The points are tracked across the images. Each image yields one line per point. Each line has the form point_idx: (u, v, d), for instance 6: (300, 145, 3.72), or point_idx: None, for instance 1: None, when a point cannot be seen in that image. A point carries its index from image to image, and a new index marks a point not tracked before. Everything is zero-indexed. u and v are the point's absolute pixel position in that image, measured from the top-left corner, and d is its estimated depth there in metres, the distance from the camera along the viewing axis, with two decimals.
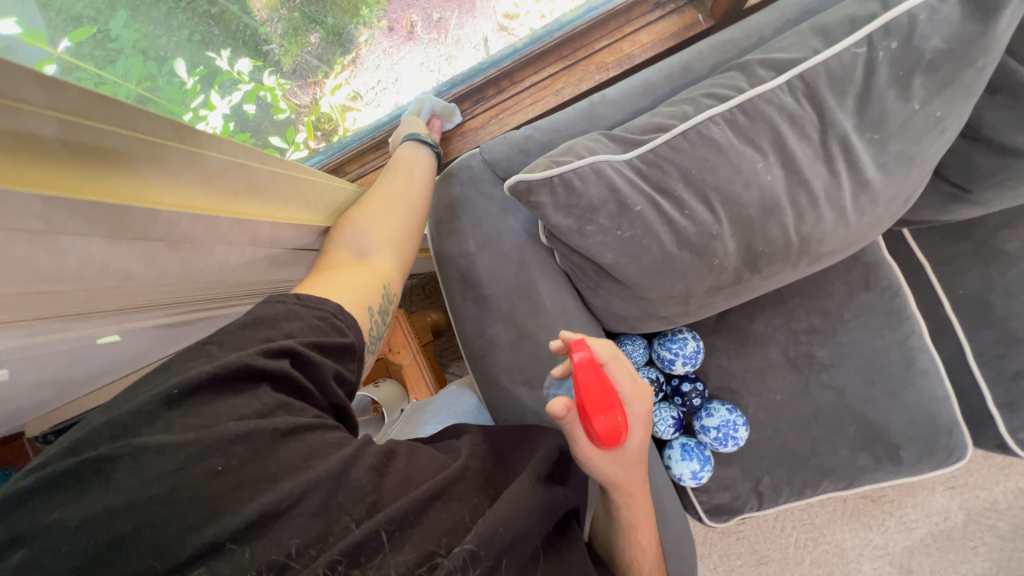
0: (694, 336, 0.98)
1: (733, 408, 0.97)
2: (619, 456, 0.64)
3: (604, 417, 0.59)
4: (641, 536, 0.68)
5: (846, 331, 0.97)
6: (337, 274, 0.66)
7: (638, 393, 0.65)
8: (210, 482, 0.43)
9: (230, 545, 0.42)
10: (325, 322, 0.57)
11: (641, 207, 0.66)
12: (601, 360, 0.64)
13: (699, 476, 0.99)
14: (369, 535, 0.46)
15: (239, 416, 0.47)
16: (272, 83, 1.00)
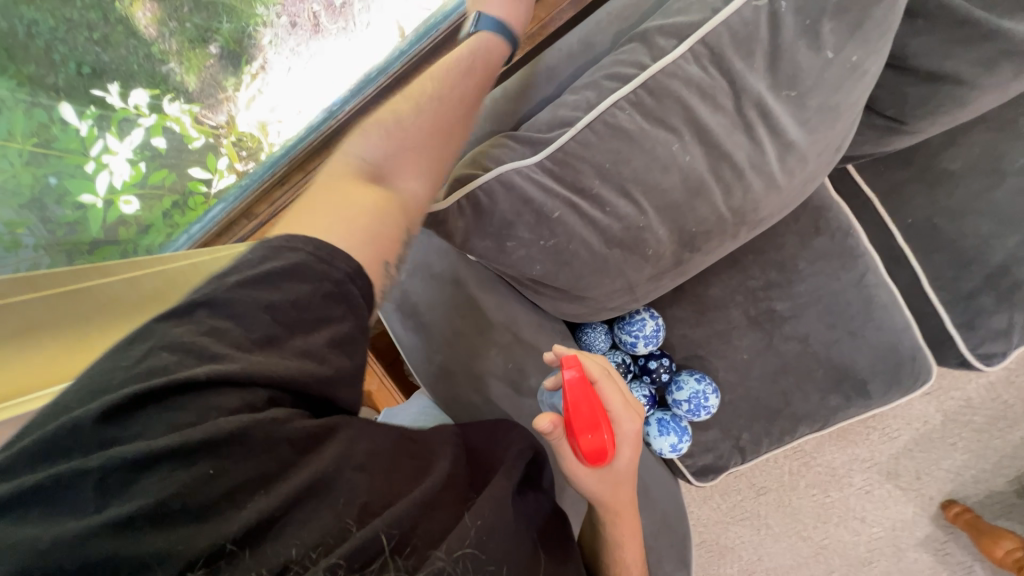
0: (653, 314, 0.95)
1: (702, 376, 0.97)
2: (606, 475, 0.59)
3: (589, 437, 0.54)
4: (626, 551, 0.64)
5: (803, 279, 0.96)
6: (331, 200, 0.47)
7: (631, 414, 0.59)
8: (224, 476, 0.38)
9: (229, 549, 0.37)
10: (340, 290, 0.43)
11: (560, 213, 0.61)
12: (591, 378, 0.59)
13: (678, 447, 0.99)
14: (369, 542, 0.39)
15: (248, 405, 0.39)
16: (178, 112, 0.85)
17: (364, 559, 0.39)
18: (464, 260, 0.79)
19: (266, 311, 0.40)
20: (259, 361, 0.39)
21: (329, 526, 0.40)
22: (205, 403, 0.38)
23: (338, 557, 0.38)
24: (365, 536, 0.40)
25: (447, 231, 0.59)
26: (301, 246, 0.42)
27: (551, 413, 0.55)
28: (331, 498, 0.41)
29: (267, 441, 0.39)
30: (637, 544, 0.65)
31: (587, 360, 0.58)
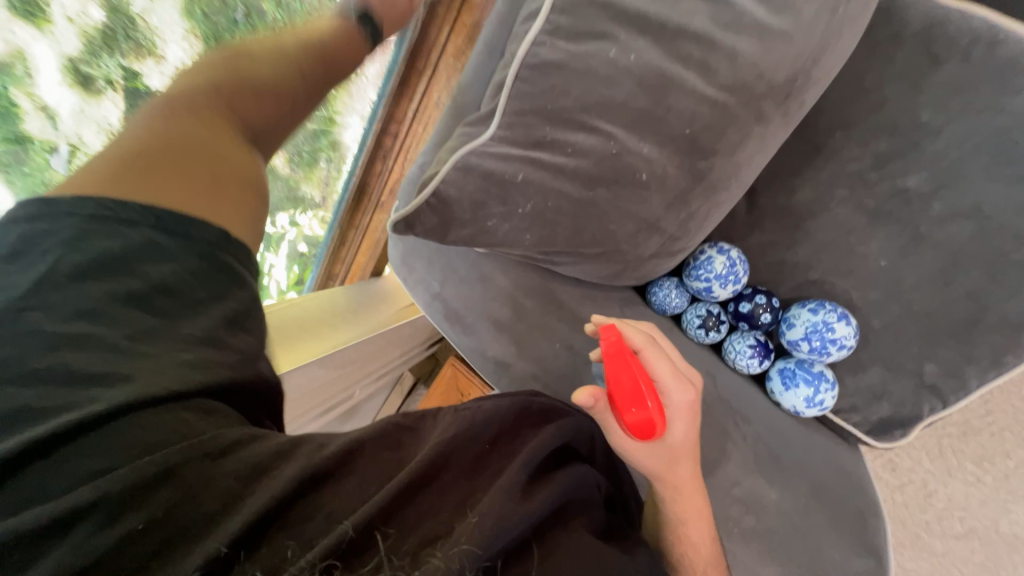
0: (723, 248, 0.78)
1: (820, 304, 0.75)
2: (658, 447, 0.55)
3: (635, 412, 0.50)
4: (691, 528, 0.58)
5: (939, 134, 0.67)
6: (176, 143, 0.41)
7: (684, 384, 0.55)
8: (208, 485, 0.34)
9: (238, 556, 0.32)
10: (211, 261, 0.38)
11: (523, 173, 0.58)
12: (634, 347, 0.56)
13: (820, 401, 0.77)
14: (351, 535, 0.36)
15: (203, 403, 0.36)
16: (284, 228, 0.90)
17: (349, 548, 0.35)
18: (485, 256, 0.80)
19: (194, 291, 0.37)
20: (175, 355, 0.35)
21: (318, 519, 0.36)
22: (147, 414, 0.33)
23: (330, 556, 0.34)
24: (357, 521, 0.37)
25: (425, 231, 0.62)
26: (116, 202, 0.36)
27: (592, 386, 0.54)
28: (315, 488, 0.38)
29: (248, 442, 0.36)
30: (703, 520, 0.59)
31: (629, 330, 0.56)
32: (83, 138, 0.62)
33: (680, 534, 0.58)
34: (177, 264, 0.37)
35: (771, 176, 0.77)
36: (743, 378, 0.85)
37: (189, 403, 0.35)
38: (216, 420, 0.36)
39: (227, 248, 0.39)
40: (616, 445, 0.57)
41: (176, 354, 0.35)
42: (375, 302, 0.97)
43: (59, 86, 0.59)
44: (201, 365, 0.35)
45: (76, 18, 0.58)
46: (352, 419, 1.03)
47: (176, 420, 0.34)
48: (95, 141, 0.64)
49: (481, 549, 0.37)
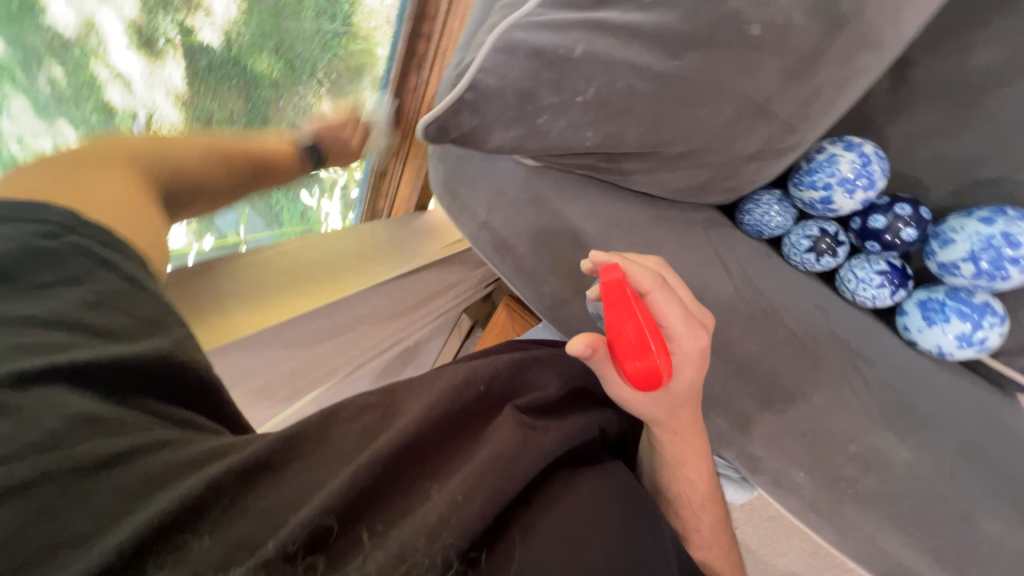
0: (851, 143, 0.59)
1: (997, 211, 0.55)
2: (660, 397, 0.46)
3: (638, 363, 0.39)
4: (689, 471, 0.50)
5: None
6: (92, 181, 0.44)
7: (696, 327, 0.43)
8: (83, 500, 0.30)
9: (175, 538, 0.31)
10: (56, 244, 0.36)
11: (584, 45, 0.45)
12: (639, 291, 0.44)
13: (982, 340, 0.59)
14: (321, 525, 0.33)
15: (80, 408, 0.32)
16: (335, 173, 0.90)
17: (315, 540, 0.33)
18: (535, 174, 0.68)
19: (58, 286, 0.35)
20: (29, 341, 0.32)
21: (266, 520, 0.33)
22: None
23: (309, 553, 0.33)
24: (316, 511, 0.33)
25: (462, 137, 0.50)
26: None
27: (587, 334, 0.42)
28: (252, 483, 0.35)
29: (145, 451, 0.33)
30: (704, 461, 0.50)
31: (633, 268, 0.43)
32: (157, 104, 0.64)
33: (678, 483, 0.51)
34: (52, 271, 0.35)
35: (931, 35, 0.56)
36: (864, 314, 0.67)
37: (42, 396, 0.31)
38: (104, 426, 0.32)
39: (103, 240, 0.38)
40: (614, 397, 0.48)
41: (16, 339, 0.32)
42: (417, 237, 0.89)
43: (128, 51, 0.59)
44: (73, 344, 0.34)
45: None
46: (413, 356, 1.02)
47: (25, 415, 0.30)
48: (166, 105, 0.65)
49: (454, 537, 0.34)
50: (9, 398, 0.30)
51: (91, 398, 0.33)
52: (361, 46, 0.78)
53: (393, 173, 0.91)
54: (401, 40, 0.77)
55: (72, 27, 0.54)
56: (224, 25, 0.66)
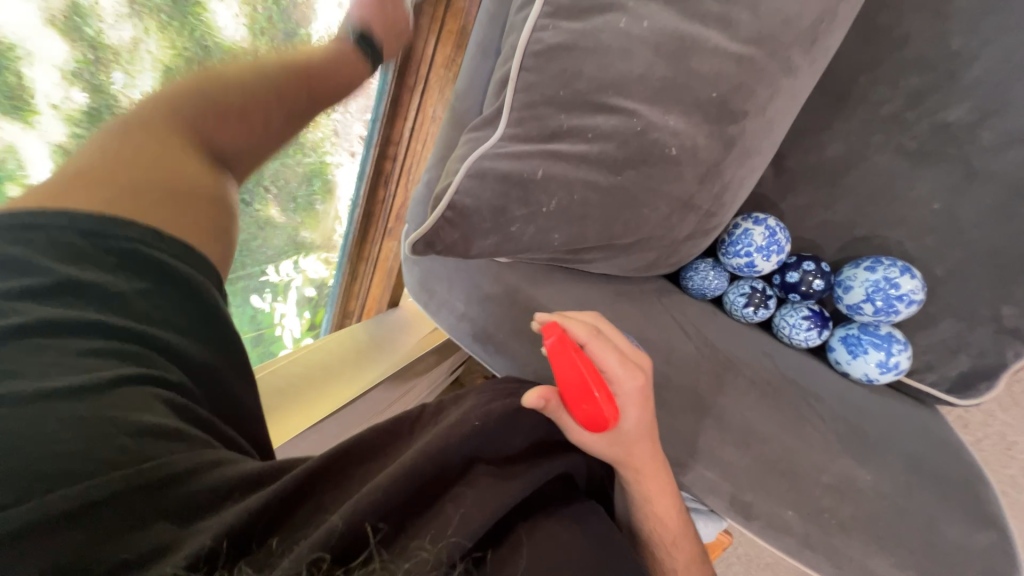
0: (758, 218, 0.73)
1: (875, 261, 0.69)
2: (613, 437, 0.52)
3: (586, 406, 0.47)
4: (657, 507, 0.54)
5: (973, 60, 0.63)
6: (147, 159, 0.43)
7: (631, 369, 0.51)
8: (146, 513, 0.33)
9: (202, 566, 0.31)
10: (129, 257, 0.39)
11: (543, 169, 0.53)
12: (580, 342, 0.52)
13: (895, 365, 0.71)
14: (359, 533, 0.36)
15: (151, 422, 0.36)
16: (287, 275, 0.87)
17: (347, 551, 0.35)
18: (506, 266, 0.75)
19: (143, 309, 0.39)
20: (98, 358, 0.36)
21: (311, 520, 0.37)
22: (67, 435, 0.33)
23: (318, 549, 0.33)
24: (342, 519, 0.36)
25: (447, 248, 0.57)
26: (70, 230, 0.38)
27: (539, 387, 0.50)
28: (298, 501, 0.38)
29: (213, 464, 0.37)
30: (671, 498, 0.55)
31: (572, 324, 0.52)
32: None
33: (650, 518, 0.55)
34: (144, 314, 0.39)
35: (796, 134, 0.72)
36: (801, 352, 0.78)
37: (131, 401, 0.36)
38: (174, 438, 0.37)
39: (177, 251, 0.42)
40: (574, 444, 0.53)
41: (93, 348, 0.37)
42: (395, 334, 0.92)
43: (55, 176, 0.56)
44: (143, 371, 0.38)
45: (60, 105, 0.55)
46: None
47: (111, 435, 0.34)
48: None
49: (455, 536, 0.37)
50: (98, 410, 0.35)
51: (173, 411, 0.38)
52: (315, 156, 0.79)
53: (366, 274, 0.96)
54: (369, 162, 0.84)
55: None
56: None
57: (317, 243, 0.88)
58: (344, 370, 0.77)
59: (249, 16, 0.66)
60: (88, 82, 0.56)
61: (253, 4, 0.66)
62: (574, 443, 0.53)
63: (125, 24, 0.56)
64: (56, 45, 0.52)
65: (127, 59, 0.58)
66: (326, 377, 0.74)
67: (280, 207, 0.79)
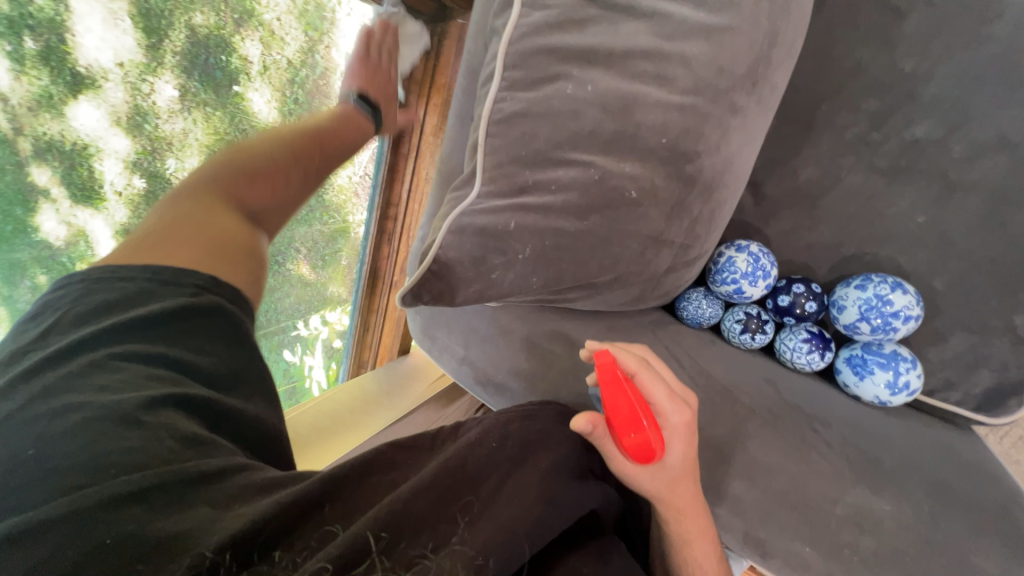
0: (742, 244, 0.75)
1: (866, 277, 0.68)
2: (656, 470, 0.53)
3: (632, 437, 0.47)
4: (697, 550, 0.54)
5: (928, 80, 0.65)
6: (200, 218, 0.46)
7: (680, 404, 0.52)
8: (191, 504, 0.36)
9: (210, 559, 0.33)
10: (197, 299, 0.42)
11: (514, 221, 0.57)
12: (629, 372, 0.53)
13: (906, 384, 0.68)
14: (361, 542, 0.37)
15: (195, 430, 0.39)
16: (316, 329, 0.93)
17: (351, 559, 0.36)
18: (500, 310, 0.79)
19: (190, 335, 0.42)
20: (144, 368, 0.40)
21: (320, 531, 0.38)
22: (130, 432, 0.36)
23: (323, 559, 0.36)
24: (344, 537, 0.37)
25: (434, 297, 0.62)
26: (140, 270, 0.42)
27: (587, 412, 0.52)
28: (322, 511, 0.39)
29: (232, 471, 0.39)
30: (709, 542, 0.55)
31: (621, 354, 0.53)
32: None
33: (687, 565, 0.54)
34: (180, 337, 0.41)
35: (769, 163, 0.74)
36: (808, 376, 0.76)
37: (163, 415, 0.38)
38: (206, 446, 0.39)
39: (232, 296, 0.44)
40: (618, 474, 0.55)
41: (149, 372, 0.40)
42: (405, 380, 0.96)
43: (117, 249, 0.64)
44: (181, 387, 0.40)
45: (122, 191, 0.62)
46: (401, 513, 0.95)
47: (154, 427, 0.37)
48: None
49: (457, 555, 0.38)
50: (148, 417, 0.37)
51: (199, 423, 0.40)
52: (338, 217, 0.87)
53: (378, 320, 1.02)
54: (373, 224, 0.93)
55: (62, 237, 0.59)
56: None
57: (342, 296, 0.95)
58: (360, 415, 0.83)
59: (280, 101, 0.77)
60: (146, 169, 0.63)
61: (283, 90, 0.77)
62: (618, 473, 0.55)
63: (177, 118, 0.65)
64: (121, 141, 0.61)
65: (179, 146, 0.66)
66: (346, 423, 0.80)
67: (310, 265, 0.86)
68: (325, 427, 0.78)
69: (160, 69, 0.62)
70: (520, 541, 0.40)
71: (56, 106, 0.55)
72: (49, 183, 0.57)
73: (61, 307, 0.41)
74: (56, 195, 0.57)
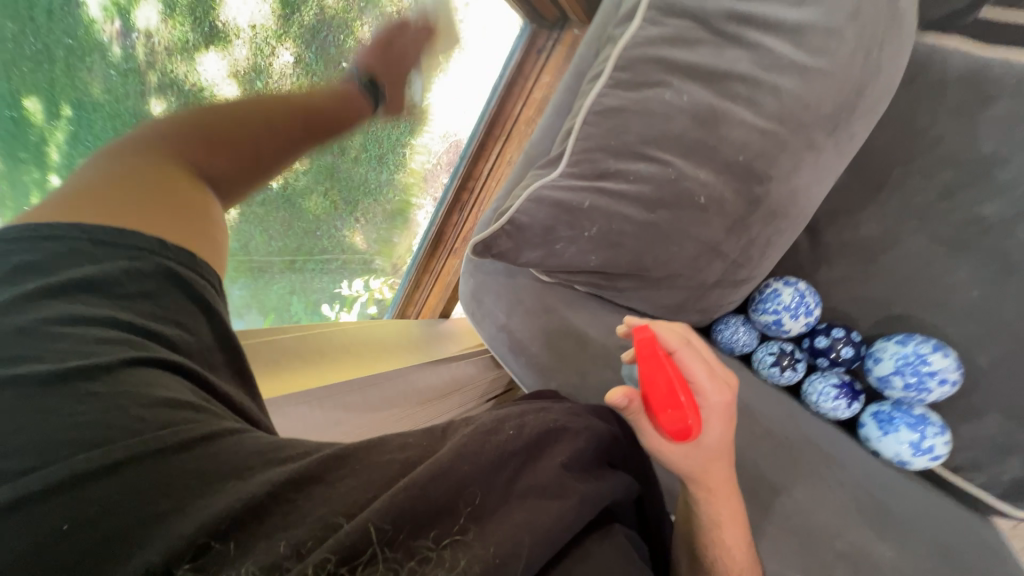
0: (789, 280, 0.78)
1: (908, 336, 0.70)
2: (695, 450, 0.54)
3: (671, 412, 0.50)
4: (725, 533, 0.56)
5: (1006, 163, 0.68)
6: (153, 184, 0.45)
7: (719, 383, 0.53)
8: (164, 481, 0.34)
9: (213, 547, 0.33)
10: (144, 259, 0.40)
11: (589, 201, 0.64)
12: (669, 348, 0.55)
13: (929, 449, 0.69)
14: (363, 538, 0.35)
15: (161, 396, 0.37)
16: (357, 291, 1.00)
17: (351, 553, 0.34)
18: (548, 289, 0.85)
19: (136, 298, 0.40)
20: (122, 333, 0.38)
21: (308, 525, 0.35)
22: (84, 405, 0.34)
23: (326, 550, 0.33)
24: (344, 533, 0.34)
25: (500, 253, 0.68)
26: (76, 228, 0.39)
27: (625, 387, 0.54)
28: (288, 495, 0.36)
29: (215, 438, 0.37)
30: (739, 526, 0.57)
31: (660, 330, 0.55)
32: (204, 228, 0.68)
33: (713, 544, 0.56)
34: (140, 303, 0.40)
35: (832, 211, 0.78)
36: (831, 423, 0.78)
37: (145, 377, 0.37)
38: (174, 420, 0.37)
39: (184, 259, 0.43)
40: (652, 449, 0.57)
41: (118, 338, 0.38)
42: (439, 338, 1.02)
43: None
44: (137, 353, 0.38)
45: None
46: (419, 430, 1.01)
47: (109, 402, 0.35)
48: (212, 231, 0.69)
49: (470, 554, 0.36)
50: (109, 389, 0.36)
51: (189, 392, 0.39)
52: (403, 198, 0.96)
53: (428, 282, 1.11)
54: (450, 192, 1.03)
55: None
56: (287, 172, 0.72)
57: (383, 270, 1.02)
58: (338, 351, 0.81)
59: (386, 75, 0.79)
60: (256, 94, 0.65)
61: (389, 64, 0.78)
62: (651, 448, 0.57)
63: (287, 81, 0.68)
64: (233, 91, 0.62)
65: (281, 101, 0.68)
66: (328, 354, 0.79)
67: (362, 235, 0.92)
68: (303, 351, 0.76)
69: (282, 38, 0.65)
70: (537, 542, 0.38)
71: (189, 51, 0.57)
72: (160, 115, 0.57)
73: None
74: (155, 109, 0.56)
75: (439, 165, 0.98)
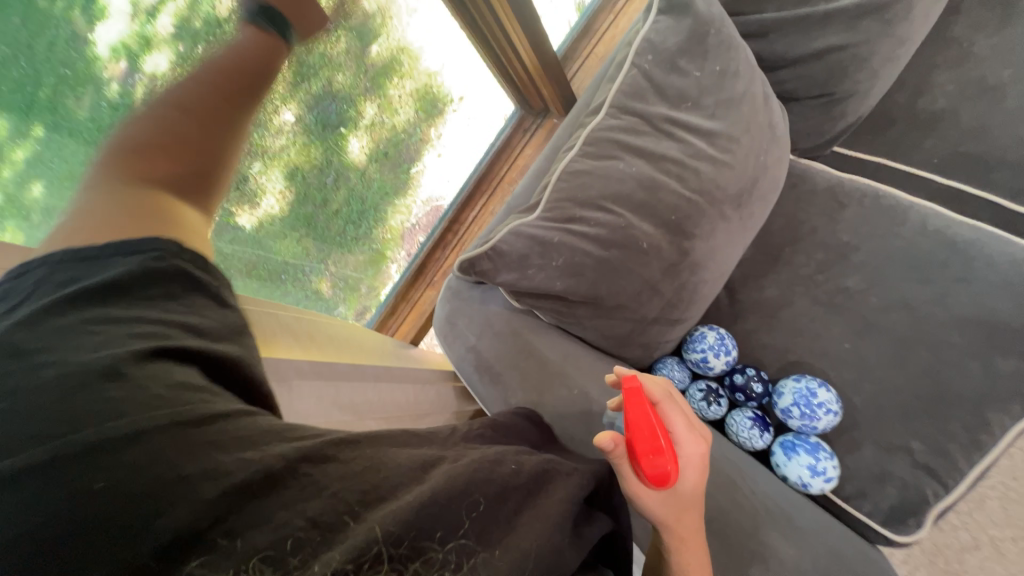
0: (712, 327, 0.95)
1: (801, 376, 0.87)
2: (671, 497, 0.58)
3: (655, 458, 0.54)
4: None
5: (857, 249, 0.92)
6: (140, 208, 0.45)
7: (696, 436, 0.60)
8: (166, 463, 0.32)
9: (216, 540, 0.31)
10: (159, 260, 0.41)
11: (558, 237, 0.80)
12: (653, 399, 0.62)
13: (824, 472, 0.82)
14: (373, 542, 0.34)
15: (177, 379, 0.36)
16: None
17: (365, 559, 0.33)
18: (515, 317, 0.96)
19: (149, 292, 0.40)
20: (138, 318, 0.38)
21: (323, 500, 0.35)
22: (85, 390, 0.33)
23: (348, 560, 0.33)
24: (365, 537, 0.34)
25: (482, 271, 0.81)
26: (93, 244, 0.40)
27: (611, 431, 0.57)
28: (303, 470, 0.36)
29: (224, 417, 0.36)
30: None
31: (647, 383, 0.62)
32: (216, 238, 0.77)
33: None
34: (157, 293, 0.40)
35: (744, 276, 0.99)
36: (749, 454, 0.90)
37: (150, 367, 0.35)
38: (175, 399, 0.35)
39: (198, 264, 0.44)
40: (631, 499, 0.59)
41: (131, 329, 0.37)
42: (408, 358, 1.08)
43: None
44: (148, 342, 0.36)
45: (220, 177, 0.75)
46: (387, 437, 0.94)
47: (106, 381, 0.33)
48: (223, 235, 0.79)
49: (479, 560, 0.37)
50: (126, 369, 0.34)
51: (196, 375, 0.38)
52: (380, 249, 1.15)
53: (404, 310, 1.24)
54: (438, 231, 1.27)
55: None
56: (264, 216, 0.85)
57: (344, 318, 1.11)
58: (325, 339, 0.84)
59: (371, 148, 1.02)
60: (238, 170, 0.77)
61: (376, 143, 1.02)
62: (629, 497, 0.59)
63: (282, 135, 0.82)
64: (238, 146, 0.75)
65: (271, 157, 0.82)
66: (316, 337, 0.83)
67: (330, 283, 1.05)
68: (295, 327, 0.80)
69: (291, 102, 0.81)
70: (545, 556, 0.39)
71: None
72: None
73: (24, 289, 0.38)
74: None
75: (416, 226, 1.22)
